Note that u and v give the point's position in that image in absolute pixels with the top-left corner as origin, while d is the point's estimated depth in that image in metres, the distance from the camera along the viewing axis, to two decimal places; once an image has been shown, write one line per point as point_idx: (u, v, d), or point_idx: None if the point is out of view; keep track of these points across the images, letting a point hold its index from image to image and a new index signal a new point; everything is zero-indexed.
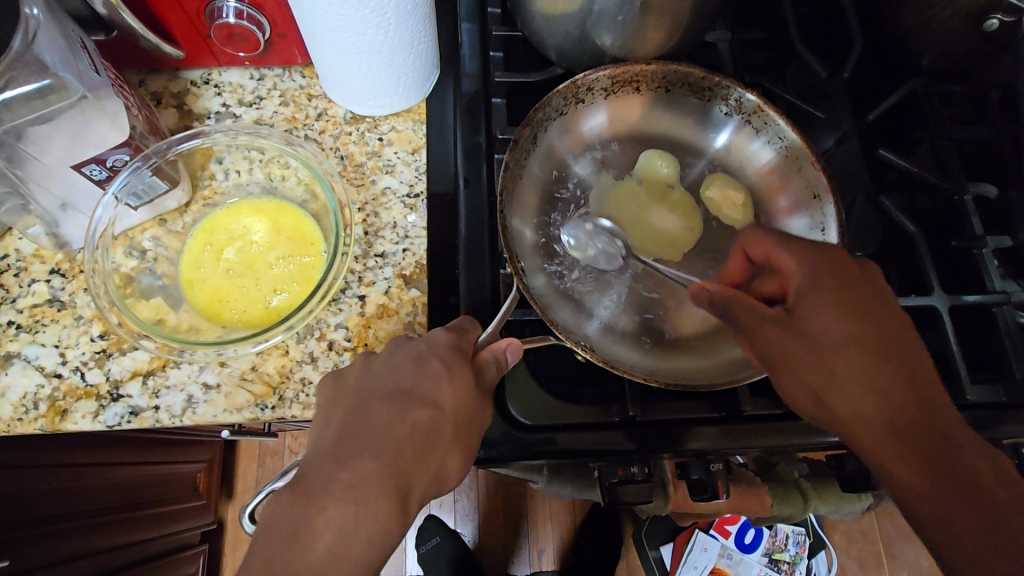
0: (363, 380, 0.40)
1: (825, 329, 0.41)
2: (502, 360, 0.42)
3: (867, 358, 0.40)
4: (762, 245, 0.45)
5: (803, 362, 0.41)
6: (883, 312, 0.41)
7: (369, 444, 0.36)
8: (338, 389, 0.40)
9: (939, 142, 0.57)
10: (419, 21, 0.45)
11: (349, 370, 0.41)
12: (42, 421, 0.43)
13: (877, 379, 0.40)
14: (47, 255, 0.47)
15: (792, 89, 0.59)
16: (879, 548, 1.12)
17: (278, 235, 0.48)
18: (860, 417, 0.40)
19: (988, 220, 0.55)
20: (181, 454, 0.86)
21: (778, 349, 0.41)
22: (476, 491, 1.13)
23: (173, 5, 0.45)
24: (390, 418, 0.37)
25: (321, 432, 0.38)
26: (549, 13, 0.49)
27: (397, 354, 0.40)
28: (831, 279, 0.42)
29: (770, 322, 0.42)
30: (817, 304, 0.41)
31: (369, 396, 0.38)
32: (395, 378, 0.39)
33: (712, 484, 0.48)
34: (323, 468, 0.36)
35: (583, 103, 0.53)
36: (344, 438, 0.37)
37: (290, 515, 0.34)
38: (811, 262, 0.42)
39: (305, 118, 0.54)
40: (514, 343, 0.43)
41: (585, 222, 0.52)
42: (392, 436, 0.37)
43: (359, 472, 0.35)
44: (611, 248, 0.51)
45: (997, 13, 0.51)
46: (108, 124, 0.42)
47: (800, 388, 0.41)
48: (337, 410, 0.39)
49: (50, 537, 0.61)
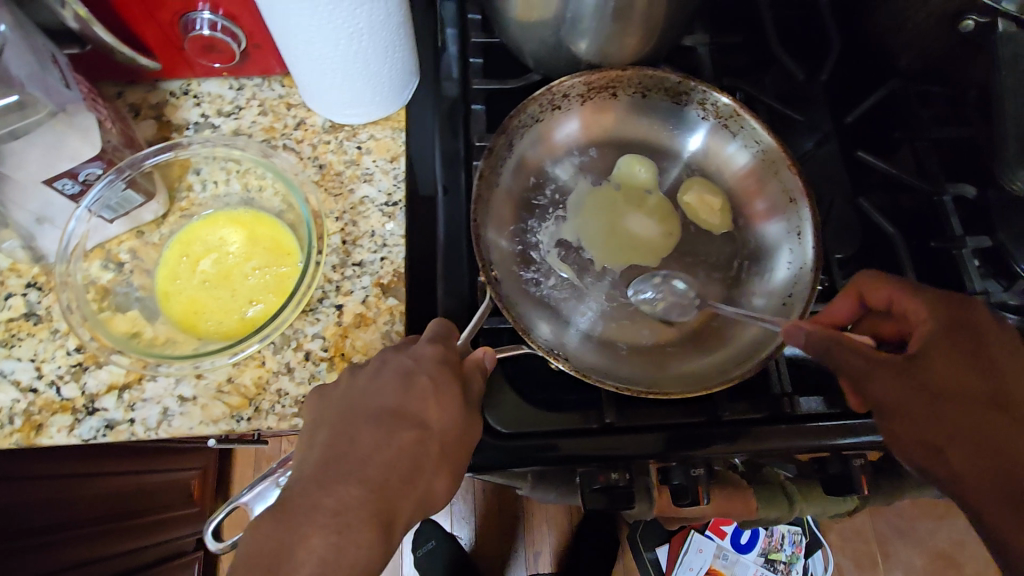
0: (349, 398, 0.40)
1: (945, 381, 0.42)
2: (480, 367, 0.42)
3: (981, 414, 0.41)
4: (883, 292, 0.46)
5: (918, 411, 0.42)
6: (1007, 373, 0.42)
7: (354, 471, 0.37)
8: (323, 407, 0.40)
9: (919, 143, 0.58)
10: (393, 31, 0.45)
11: (334, 389, 0.41)
12: (18, 436, 0.43)
13: (987, 433, 0.41)
14: (24, 269, 0.47)
15: (772, 92, 0.60)
16: (873, 547, 1.12)
17: (254, 246, 0.48)
18: (967, 469, 0.41)
19: (969, 221, 0.55)
20: (172, 462, 0.86)
21: (888, 394, 0.42)
22: (471, 494, 1.11)
23: (146, 17, 0.46)
24: (377, 441, 0.38)
25: (303, 457, 0.38)
26: (524, 20, 0.49)
27: (383, 371, 0.40)
28: (958, 334, 0.43)
29: (883, 369, 0.42)
30: (940, 357, 0.43)
31: (357, 418, 0.39)
32: (381, 397, 0.39)
33: (693, 489, 0.47)
34: (306, 494, 0.35)
35: (558, 110, 0.53)
36: (328, 465, 0.37)
37: (272, 540, 0.34)
38: (938, 315, 0.44)
39: (284, 128, 0.54)
40: (490, 351, 0.43)
41: (654, 276, 0.51)
42: (379, 461, 0.37)
43: (342, 500, 0.35)
44: (684, 298, 0.50)
45: (973, 14, 0.51)
46: (79, 139, 0.42)
47: (911, 436, 0.42)
48: (321, 431, 0.39)
49: (42, 551, 0.60)
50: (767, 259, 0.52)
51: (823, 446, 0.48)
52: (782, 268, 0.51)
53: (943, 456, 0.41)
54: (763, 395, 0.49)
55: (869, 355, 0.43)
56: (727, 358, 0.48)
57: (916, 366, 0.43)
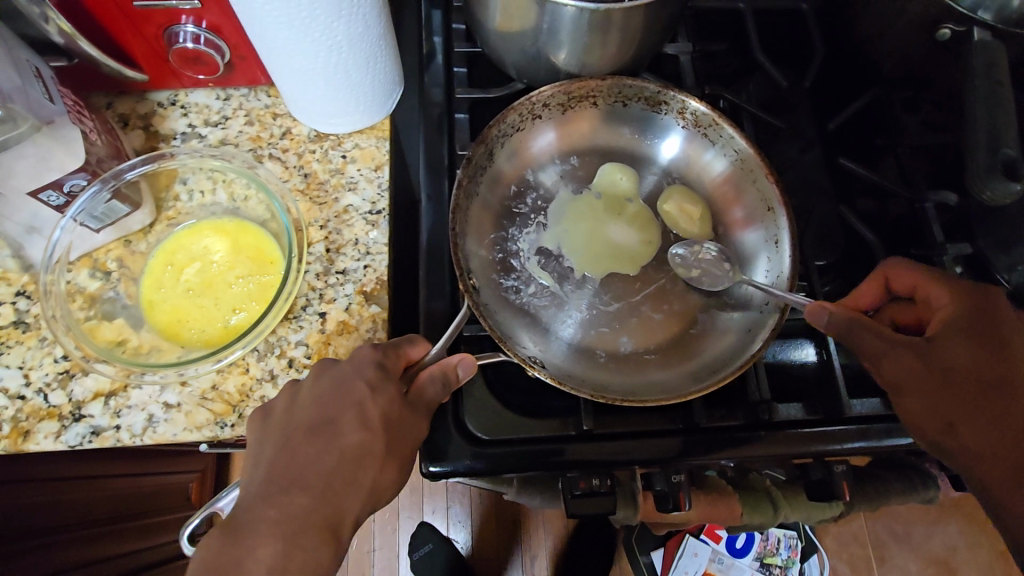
0: (288, 414, 0.40)
1: (965, 364, 0.43)
2: (451, 374, 0.43)
3: (995, 393, 0.43)
4: (906, 278, 0.47)
5: (938, 390, 0.43)
6: (1022, 356, 0.44)
7: (296, 480, 0.38)
8: (265, 427, 0.40)
9: (900, 150, 0.59)
10: (372, 43, 0.45)
11: (275, 406, 0.41)
12: (5, 442, 0.44)
13: (1000, 409, 0.43)
14: (13, 277, 0.48)
15: (755, 101, 0.60)
16: (869, 552, 1.11)
17: (237, 254, 0.49)
18: (979, 442, 0.42)
19: (949, 227, 0.56)
20: (171, 464, 0.87)
21: (906, 375, 0.43)
22: (468, 497, 1.12)
23: (131, 31, 0.46)
24: (318, 450, 0.39)
25: (250, 476, 0.39)
26: (504, 31, 0.49)
27: (321, 380, 0.41)
28: (982, 320, 0.44)
29: (902, 351, 0.44)
30: (958, 341, 0.44)
31: (293, 431, 0.40)
32: (319, 407, 0.40)
33: (674, 494, 0.48)
34: (251, 509, 0.37)
35: (538, 119, 0.54)
36: (273, 480, 0.38)
37: (228, 549, 0.35)
38: (958, 300, 0.45)
39: (270, 137, 0.54)
40: (466, 359, 0.43)
41: (694, 244, 0.54)
42: (320, 469, 0.38)
43: (285, 509, 0.37)
44: (717, 268, 0.52)
45: (950, 22, 0.50)
46: (64, 151, 0.42)
47: (929, 414, 0.43)
48: (266, 448, 0.39)
49: (46, 550, 0.61)
50: (746, 266, 0.53)
51: (807, 452, 0.49)
52: (761, 276, 0.51)
53: (956, 431, 0.43)
54: (741, 402, 0.50)
55: (890, 337, 0.44)
56: (702, 366, 0.48)
57: (937, 349, 0.44)
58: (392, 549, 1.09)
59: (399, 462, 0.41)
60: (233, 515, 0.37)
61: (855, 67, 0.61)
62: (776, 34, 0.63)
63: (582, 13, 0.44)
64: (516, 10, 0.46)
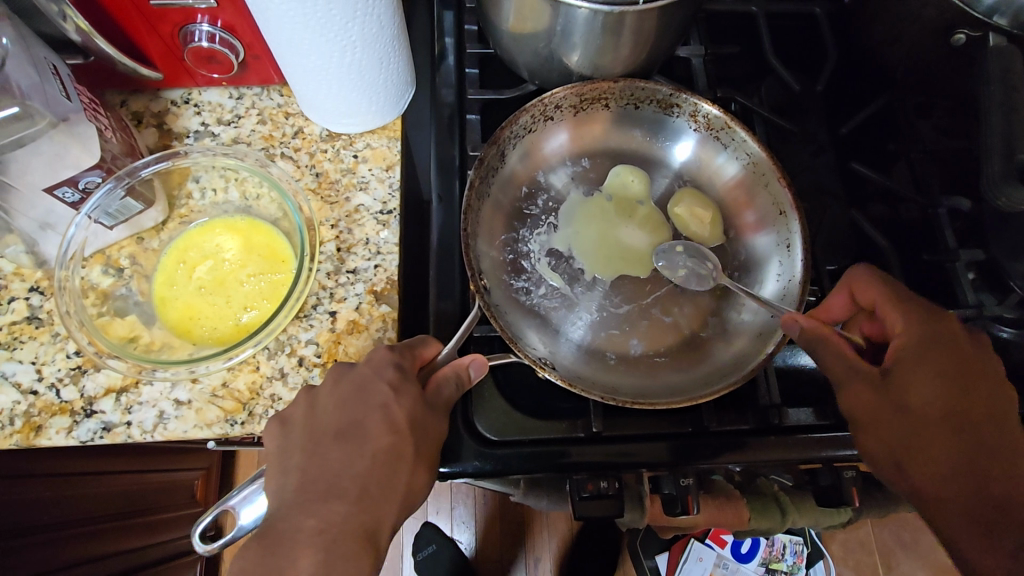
0: (313, 417, 0.40)
1: (920, 397, 0.43)
2: (464, 376, 0.43)
3: (946, 425, 0.42)
4: (869, 296, 0.47)
5: (891, 425, 0.43)
6: (975, 386, 0.43)
7: (332, 488, 0.38)
8: (286, 435, 0.40)
9: (914, 155, 0.58)
10: (386, 43, 0.45)
11: (295, 413, 0.41)
12: (17, 436, 0.44)
13: (955, 444, 0.42)
14: (27, 273, 0.48)
15: (768, 104, 0.60)
16: (876, 559, 1.10)
17: (250, 253, 0.49)
18: (930, 476, 0.42)
19: (962, 233, 0.56)
20: (177, 461, 0.87)
21: (863, 407, 0.43)
22: (472, 498, 1.12)
23: (148, 29, 0.47)
24: (350, 457, 0.39)
25: (280, 483, 0.39)
26: (518, 32, 0.49)
27: (341, 384, 0.41)
28: (941, 349, 0.43)
29: (857, 380, 0.44)
30: (912, 369, 0.43)
31: (322, 436, 0.40)
32: (345, 412, 0.40)
33: (682, 498, 0.47)
34: (289, 520, 0.37)
35: (550, 121, 0.54)
36: (305, 489, 0.38)
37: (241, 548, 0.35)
38: (918, 327, 0.44)
39: (282, 136, 0.54)
40: (479, 360, 0.43)
41: (674, 246, 0.53)
42: (353, 474, 0.39)
43: (326, 518, 0.37)
44: (702, 268, 0.52)
45: (963, 27, 0.52)
46: (79, 148, 0.43)
47: (883, 447, 0.43)
48: (293, 456, 0.39)
49: (41, 546, 0.61)
50: (758, 270, 0.53)
51: (814, 457, 0.48)
52: (772, 280, 0.51)
53: (910, 468, 0.43)
54: (752, 406, 0.49)
55: (849, 366, 0.44)
56: (713, 370, 0.48)
57: (892, 381, 0.44)
58: (396, 550, 1.09)
59: (429, 462, 0.41)
60: None
61: (868, 71, 0.61)
62: (789, 37, 0.63)
63: (596, 15, 0.44)
64: (530, 11, 0.46)
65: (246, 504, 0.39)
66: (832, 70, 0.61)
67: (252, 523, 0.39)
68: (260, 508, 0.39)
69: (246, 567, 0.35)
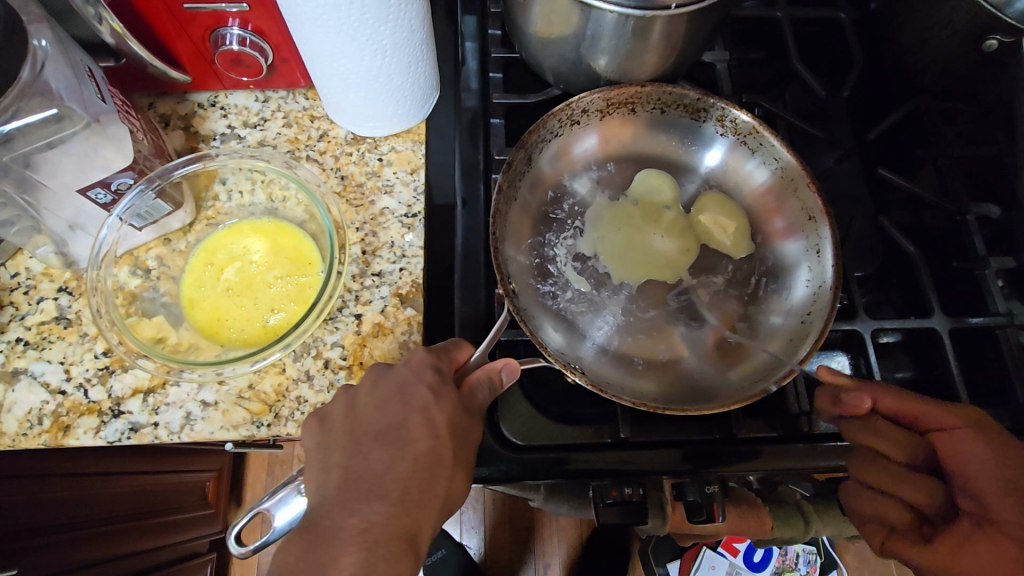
0: (352, 417, 0.41)
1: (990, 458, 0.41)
2: (495, 378, 0.43)
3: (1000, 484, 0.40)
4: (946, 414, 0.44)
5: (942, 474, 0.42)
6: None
7: (374, 488, 0.38)
8: (326, 433, 0.41)
9: (941, 162, 0.58)
10: (416, 47, 0.46)
11: (334, 412, 0.41)
12: (45, 437, 0.44)
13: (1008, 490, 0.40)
14: (56, 274, 0.49)
15: (793, 107, 0.61)
16: (892, 570, 1.09)
17: (277, 255, 0.50)
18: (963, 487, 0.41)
19: (991, 240, 0.55)
20: (190, 463, 0.87)
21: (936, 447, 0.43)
22: (482, 503, 1.11)
23: (179, 32, 0.47)
24: (391, 459, 0.39)
25: (321, 482, 0.39)
26: (545, 36, 0.50)
27: (381, 385, 0.41)
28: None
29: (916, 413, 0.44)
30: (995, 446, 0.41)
31: (363, 436, 0.40)
32: (385, 412, 0.40)
33: (708, 505, 0.48)
34: (331, 517, 0.37)
35: (578, 124, 0.54)
36: (348, 487, 0.38)
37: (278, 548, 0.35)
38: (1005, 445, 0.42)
39: (308, 139, 0.55)
40: (511, 364, 0.43)
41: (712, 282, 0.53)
42: (396, 476, 0.38)
43: (367, 517, 0.37)
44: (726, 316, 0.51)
45: (997, 33, 0.50)
46: (112, 150, 0.43)
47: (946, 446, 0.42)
48: (333, 454, 0.40)
49: (55, 547, 0.61)
50: (786, 275, 0.52)
51: (841, 466, 0.48)
52: (801, 285, 0.51)
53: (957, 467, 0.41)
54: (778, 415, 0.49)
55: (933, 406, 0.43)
56: (744, 376, 0.48)
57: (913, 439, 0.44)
58: None
59: (466, 466, 0.41)
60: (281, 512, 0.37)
61: (892, 78, 0.61)
62: (812, 43, 0.63)
63: (627, 19, 0.44)
64: (559, 16, 0.46)
65: (281, 506, 0.39)
66: (856, 77, 0.61)
67: (286, 525, 0.39)
68: (297, 509, 0.39)
69: (286, 564, 0.35)
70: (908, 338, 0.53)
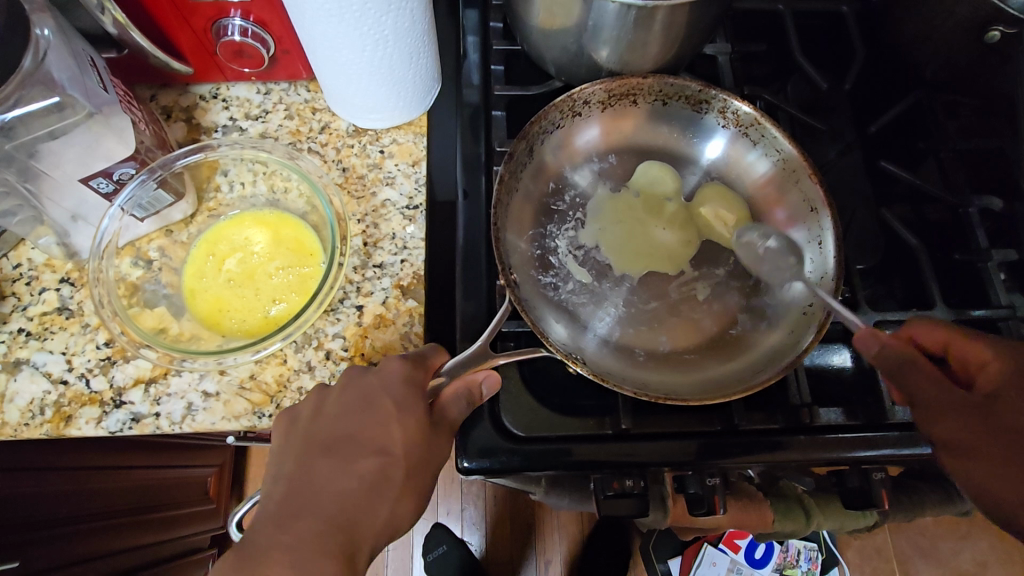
0: (314, 423, 0.41)
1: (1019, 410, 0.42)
2: (476, 391, 0.43)
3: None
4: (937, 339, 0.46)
5: (1023, 463, 0.41)
6: None
7: (310, 505, 0.38)
8: (288, 436, 0.41)
9: (943, 155, 0.58)
10: (418, 37, 0.46)
11: (302, 410, 0.42)
12: (48, 426, 0.45)
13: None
14: (58, 265, 0.49)
15: (794, 101, 0.60)
16: (892, 567, 1.09)
17: (278, 246, 0.50)
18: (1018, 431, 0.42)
19: (993, 233, 0.55)
20: (190, 457, 0.87)
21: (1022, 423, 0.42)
22: (483, 499, 1.12)
23: (181, 23, 0.47)
24: (338, 473, 0.39)
25: (268, 490, 0.39)
26: (547, 28, 0.49)
27: (347, 391, 0.41)
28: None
29: (1003, 377, 0.44)
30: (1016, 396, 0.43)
31: (315, 448, 0.40)
32: (345, 422, 0.40)
33: (709, 498, 0.48)
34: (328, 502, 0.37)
35: (579, 116, 0.54)
36: (288, 501, 0.38)
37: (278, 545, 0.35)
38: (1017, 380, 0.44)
39: (309, 131, 0.55)
40: (492, 377, 0.44)
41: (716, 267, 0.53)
42: (334, 494, 0.38)
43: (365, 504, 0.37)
44: (725, 305, 0.51)
45: (999, 24, 0.50)
46: (115, 140, 0.43)
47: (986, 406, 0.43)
48: (286, 462, 0.40)
49: (57, 540, 0.61)
50: None
51: (843, 458, 0.48)
52: (804, 277, 0.51)
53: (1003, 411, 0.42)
54: (780, 407, 0.49)
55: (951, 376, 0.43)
56: (746, 368, 0.48)
57: (994, 406, 0.43)
58: (407, 550, 1.09)
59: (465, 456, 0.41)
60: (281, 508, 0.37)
61: (895, 71, 0.60)
62: (815, 36, 0.63)
63: (628, 10, 0.44)
64: (560, 7, 0.46)
65: None
66: (858, 70, 0.60)
67: None
68: None
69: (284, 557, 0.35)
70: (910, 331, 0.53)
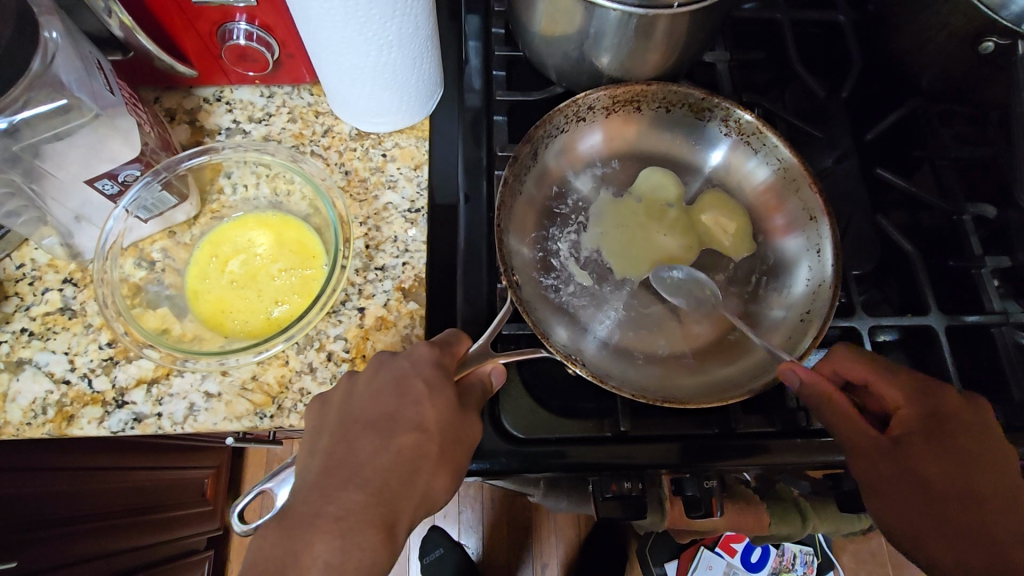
0: (348, 405, 0.41)
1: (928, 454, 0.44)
2: (486, 381, 0.44)
3: (943, 466, 0.43)
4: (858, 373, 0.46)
5: (923, 500, 0.43)
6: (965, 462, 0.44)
7: (355, 476, 0.38)
8: (324, 416, 0.41)
9: (938, 163, 0.59)
10: (421, 42, 0.46)
11: (334, 396, 0.42)
12: (50, 426, 0.45)
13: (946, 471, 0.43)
14: (61, 265, 0.49)
15: (792, 108, 0.61)
16: (887, 572, 1.09)
17: (281, 248, 0.50)
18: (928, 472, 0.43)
19: (987, 240, 0.56)
20: (187, 459, 0.87)
21: (928, 469, 0.43)
22: (480, 502, 1.12)
23: (186, 26, 0.47)
24: (378, 448, 0.39)
25: (306, 464, 0.40)
26: (548, 35, 0.50)
27: (380, 375, 0.42)
28: (940, 433, 0.44)
29: (912, 421, 0.45)
30: (920, 438, 0.44)
31: (353, 424, 0.40)
32: (380, 404, 0.41)
33: (706, 500, 0.48)
34: (331, 501, 0.37)
35: (583, 121, 0.54)
36: (330, 473, 0.38)
37: (284, 543, 0.36)
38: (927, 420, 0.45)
39: (312, 135, 0.55)
40: (500, 368, 0.44)
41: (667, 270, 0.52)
42: (377, 467, 0.39)
43: (368, 502, 0.38)
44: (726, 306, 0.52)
45: (993, 35, 0.50)
46: (120, 141, 0.44)
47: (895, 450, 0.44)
48: (322, 438, 0.40)
49: (53, 541, 0.61)
50: (787, 273, 0.53)
51: (838, 461, 0.48)
52: (802, 283, 0.51)
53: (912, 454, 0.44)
54: (777, 410, 0.50)
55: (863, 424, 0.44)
56: (745, 372, 0.48)
57: (903, 449, 0.44)
58: (404, 554, 1.09)
59: (466, 457, 0.41)
60: (286, 508, 0.37)
61: (892, 79, 0.61)
62: (811, 45, 0.64)
63: (630, 17, 0.44)
64: (563, 14, 0.47)
65: (283, 486, 0.40)
66: (855, 79, 0.61)
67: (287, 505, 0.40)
68: None
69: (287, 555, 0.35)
70: (905, 336, 0.54)
